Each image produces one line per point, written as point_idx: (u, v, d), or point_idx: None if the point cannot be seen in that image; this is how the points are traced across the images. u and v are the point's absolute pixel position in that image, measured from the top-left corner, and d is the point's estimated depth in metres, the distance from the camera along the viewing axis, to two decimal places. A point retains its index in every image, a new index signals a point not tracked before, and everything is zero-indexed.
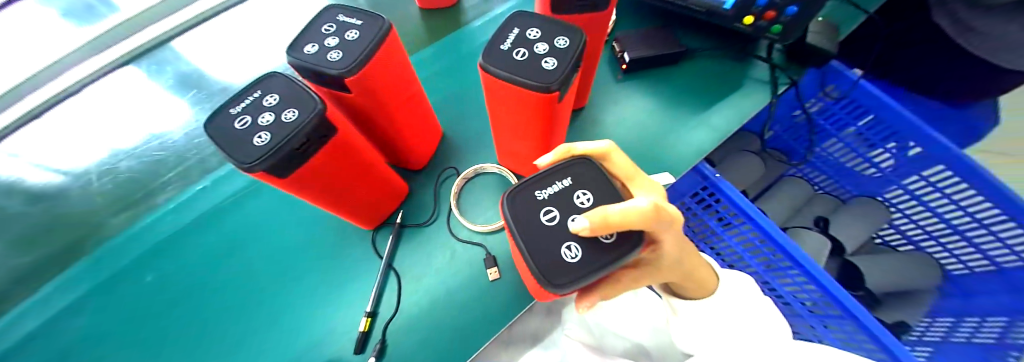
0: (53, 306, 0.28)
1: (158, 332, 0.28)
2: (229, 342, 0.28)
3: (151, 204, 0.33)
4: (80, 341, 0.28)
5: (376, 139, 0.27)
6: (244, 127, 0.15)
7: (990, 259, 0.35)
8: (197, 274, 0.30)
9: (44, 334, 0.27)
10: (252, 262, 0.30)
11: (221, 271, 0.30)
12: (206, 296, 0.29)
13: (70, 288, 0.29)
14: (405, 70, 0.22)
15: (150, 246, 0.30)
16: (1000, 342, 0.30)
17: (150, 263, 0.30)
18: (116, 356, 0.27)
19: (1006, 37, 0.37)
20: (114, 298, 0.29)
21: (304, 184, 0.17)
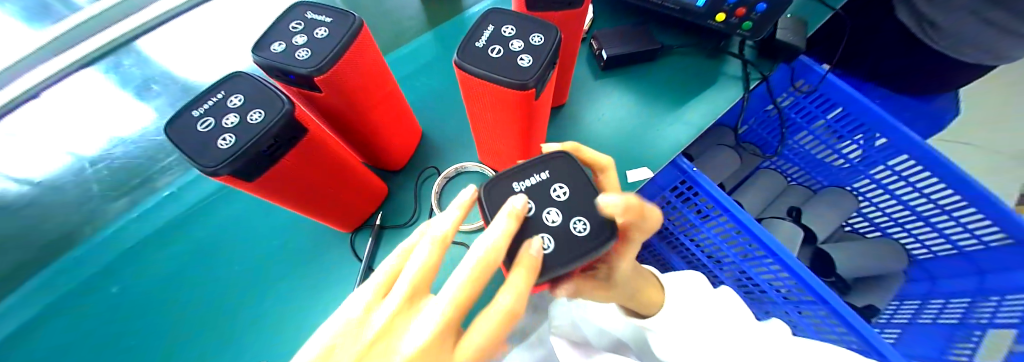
0: (83, 273, 0.36)
1: (155, 322, 0.35)
2: (268, 310, 0.35)
3: (150, 187, 0.39)
4: (98, 325, 0.34)
5: (356, 141, 0.32)
6: (206, 129, 0.21)
7: (946, 235, 0.44)
8: (192, 270, 0.37)
9: (76, 306, 0.34)
10: (244, 260, 0.37)
11: (214, 268, 0.37)
12: (198, 292, 0.36)
13: (76, 271, 0.35)
14: (378, 71, 0.26)
15: (148, 233, 0.37)
16: (965, 323, 0.39)
17: (141, 258, 0.37)
18: (132, 333, 0.34)
19: (961, 33, 0.47)
20: (143, 280, 0.36)
21: (272, 187, 0.23)
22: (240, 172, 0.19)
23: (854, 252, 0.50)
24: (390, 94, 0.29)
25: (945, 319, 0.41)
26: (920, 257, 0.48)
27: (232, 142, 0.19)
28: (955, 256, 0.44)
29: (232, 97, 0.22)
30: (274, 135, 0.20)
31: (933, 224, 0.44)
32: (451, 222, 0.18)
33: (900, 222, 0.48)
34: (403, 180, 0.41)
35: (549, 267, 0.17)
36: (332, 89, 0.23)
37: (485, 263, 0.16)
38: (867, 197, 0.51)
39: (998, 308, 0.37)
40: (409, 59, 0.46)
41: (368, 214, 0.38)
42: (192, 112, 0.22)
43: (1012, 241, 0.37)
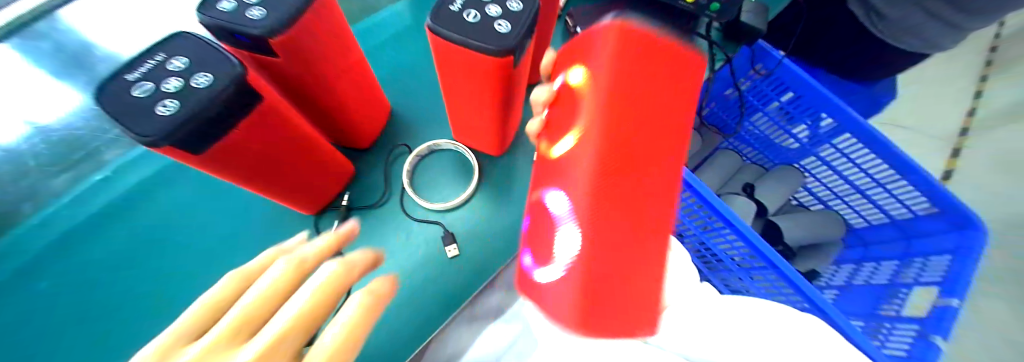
0: (26, 251, 0.34)
1: (109, 297, 0.35)
2: None
3: (99, 160, 0.38)
4: (50, 300, 0.34)
5: (319, 115, 0.31)
6: (144, 94, 0.18)
7: (878, 205, 0.48)
8: (155, 247, 0.37)
9: (25, 281, 0.34)
10: (207, 238, 0.38)
11: (178, 244, 0.38)
12: (156, 269, 0.37)
13: (20, 248, 0.34)
14: (345, 39, 0.25)
15: (99, 209, 0.37)
16: (892, 283, 0.44)
17: (97, 234, 0.36)
18: (84, 308, 0.34)
19: (905, 24, 0.49)
20: (97, 256, 0.36)
21: (223, 161, 0.22)
22: (185, 143, 0.18)
23: (802, 221, 0.52)
24: (353, 65, 0.28)
25: (878, 280, 0.46)
26: (856, 226, 0.53)
27: (174, 109, 0.18)
28: (887, 224, 0.49)
29: (174, 60, 0.20)
30: (224, 102, 0.18)
31: (868, 196, 0.49)
32: (317, 247, 0.18)
33: (840, 195, 0.53)
34: (373, 159, 0.39)
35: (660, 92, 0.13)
36: (289, 54, 0.21)
37: (342, 267, 0.15)
38: (812, 172, 0.55)
39: (922, 270, 0.41)
40: (377, 32, 0.44)
41: (333, 195, 0.37)
42: (127, 76, 0.19)
43: (936, 211, 0.42)
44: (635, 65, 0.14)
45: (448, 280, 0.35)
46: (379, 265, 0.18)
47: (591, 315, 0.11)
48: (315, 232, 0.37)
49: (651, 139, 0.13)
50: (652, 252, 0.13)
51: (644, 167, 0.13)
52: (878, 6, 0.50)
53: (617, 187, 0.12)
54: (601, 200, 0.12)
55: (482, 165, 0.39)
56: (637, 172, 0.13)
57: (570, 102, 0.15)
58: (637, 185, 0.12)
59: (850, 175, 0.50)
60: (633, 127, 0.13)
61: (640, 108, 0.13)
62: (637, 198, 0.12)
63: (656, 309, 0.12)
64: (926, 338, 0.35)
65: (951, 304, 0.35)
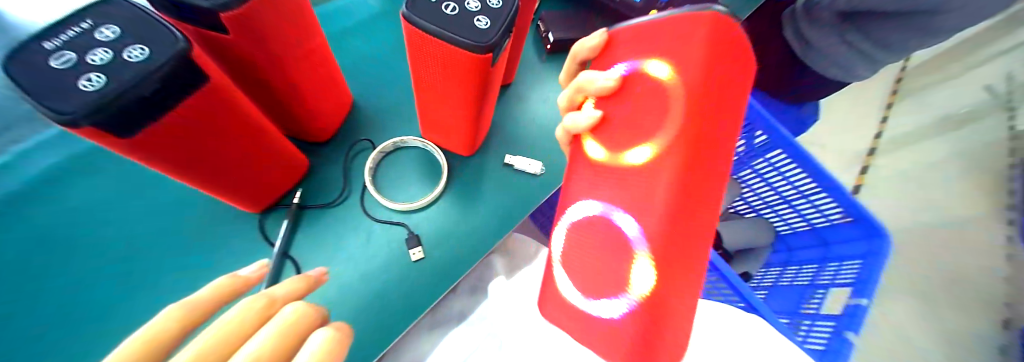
0: None
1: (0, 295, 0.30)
2: (146, 286, 0.33)
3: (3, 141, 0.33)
4: None
5: (272, 100, 0.29)
6: (64, 66, 0.16)
7: (802, 215, 0.53)
8: (64, 242, 0.33)
9: None
10: (130, 233, 0.35)
11: (92, 240, 0.34)
12: (59, 266, 0.32)
13: None
14: (305, 20, 0.24)
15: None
16: (813, 283, 0.49)
17: None
18: None
19: (831, 55, 0.56)
20: None
21: (154, 151, 0.19)
22: (112, 123, 0.16)
23: (740, 227, 0.58)
24: (314, 51, 0.26)
25: (800, 281, 0.52)
26: (782, 232, 0.58)
27: (102, 84, 0.16)
28: (808, 231, 0.54)
29: (103, 29, 0.17)
30: (163, 79, 0.16)
31: (793, 205, 0.53)
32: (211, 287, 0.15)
33: (770, 204, 0.57)
34: (334, 153, 0.38)
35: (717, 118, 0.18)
36: (242, 30, 0.20)
37: (263, 301, 0.14)
38: (749, 184, 0.59)
39: (837, 272, 0.47)
40: (345, 20, 0.42)
41: (285, 190, 0.35)
42: (42, 44, 0.17)
43: (850, 219, 0.47)
44: (710, 93, 0.17)
45: (412, 284, 0.34)
46: (349, 335, 0.16)
47: (654, 326, 0.18)
48: (260, 230, 0.34)
49: (709, 165, 0.18)
50: (694, 256, 0.19)
51: (702, 190, 0.18)
52: (809, 37, 0.56)
53: (685, 212, 0.17)
54: (673, 225, 0.17)
55: (451, 164, 0.38)
56: (698, 196, 0.18)
57: (644, 114, 0.19)
58: (696, 208, 0.18)
59: (778, 185, 0.54)
60: (701, 156, 0.17)
61: (708, 141, 0.18)
62: (695, 221, 0.18)
63: (690, 296, 0.20)
64: (841, 334, 0.40)
65: (861, 303, 0.39)
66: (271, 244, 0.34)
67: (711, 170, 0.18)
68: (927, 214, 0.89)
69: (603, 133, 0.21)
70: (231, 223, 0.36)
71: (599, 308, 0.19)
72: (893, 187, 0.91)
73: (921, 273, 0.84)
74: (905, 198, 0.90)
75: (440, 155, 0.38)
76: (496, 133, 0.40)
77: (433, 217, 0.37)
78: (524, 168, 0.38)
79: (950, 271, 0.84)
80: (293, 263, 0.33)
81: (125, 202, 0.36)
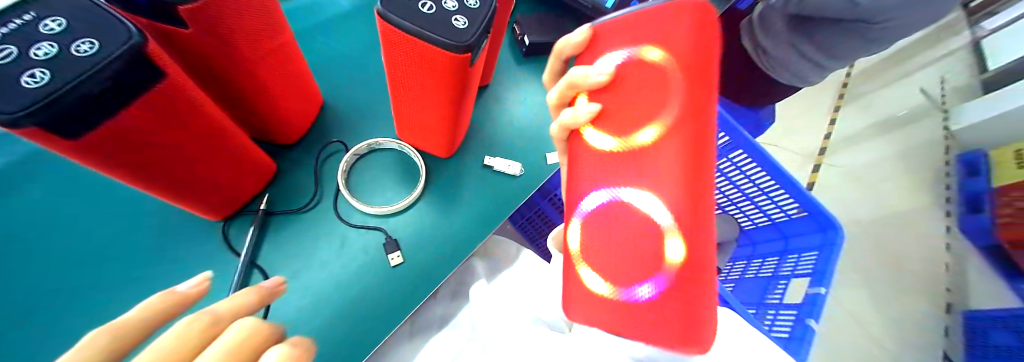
0: None
1: None
2: (81, 307, 0.29)
3: None
4: None
5: (237, 100, 0.27)
6: (3, 60, 0.15)
7: (764, 212, 0.55)
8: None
9: None
10: (69, 247, 0.31)
11: (27, 255, 0.30)
12: None
13: None
14: (270, 15, 0.23)
15: None
16: (776, 275, 0.52)
17: None
18: None
19: (783, 59, 0.60)
20: None
21: (107, 156, 0.18)
22: (64, 123, 0.15)
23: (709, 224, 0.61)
24: (282, 46, 0.26)
25: (764, 273, 0.55)
26: (746, 227, 0.61)
27: (48, 81, 0.15)
28: (768, 226, 0.56)
29: (48, 21, 0.16)
30: (118, 74, 0.16)
31: (755, 201, 0.55)
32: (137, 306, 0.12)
33: (734, 201, 0.60)
34: (305, 155, 0.36)
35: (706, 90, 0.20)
36: (205, 24, 0.19)
37: (205, 320, 0.12)
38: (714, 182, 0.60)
39: (797, 263, 0.50)
40: (317, 20, 0.41)
41: (249, 196, 0.33)
42: None
43: (804, 214, 0.49)
44: (701, 73, 0.19)
45: (389, 290, 0.33)
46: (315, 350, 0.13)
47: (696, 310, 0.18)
48: (224, 238, 0.32)
49: (710, 142, 0.20)
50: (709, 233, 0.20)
51: (709, 167, 0.19)
52: (763, 42, 0.60)
53: (701, 187, 0.18)
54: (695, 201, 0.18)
55: (428, 166, 0.38)
56: (707, 173, 0.19)
57: (651, 98, 0.19)
58: (708, 184, 0.19)
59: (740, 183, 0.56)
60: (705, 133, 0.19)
61: (707, 119, 0.19)
62: (708, 197, 0.19)
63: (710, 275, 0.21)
64: (803, 321, 0.43)
65: (820, 292, 0.42)
66: (236, 253, 0.33)
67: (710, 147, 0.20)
68: (876, 208, 0.96)
69: (609, 125, 0.20)
70: (188, 230, 0.34)
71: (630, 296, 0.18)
72: (847, 183, 0.98)
73: (874, 263, 0.91)
74: (857, 194, 0.97)
75: (418, 157, 0.38)
76: (473, 135, 0.40)
77: (412, 220, 0.36)
78: (501, 169, 0.38)
79: (897, 260, 0.92)
80: (262, 272, 0.31)
81: (66, 211, 0.32)
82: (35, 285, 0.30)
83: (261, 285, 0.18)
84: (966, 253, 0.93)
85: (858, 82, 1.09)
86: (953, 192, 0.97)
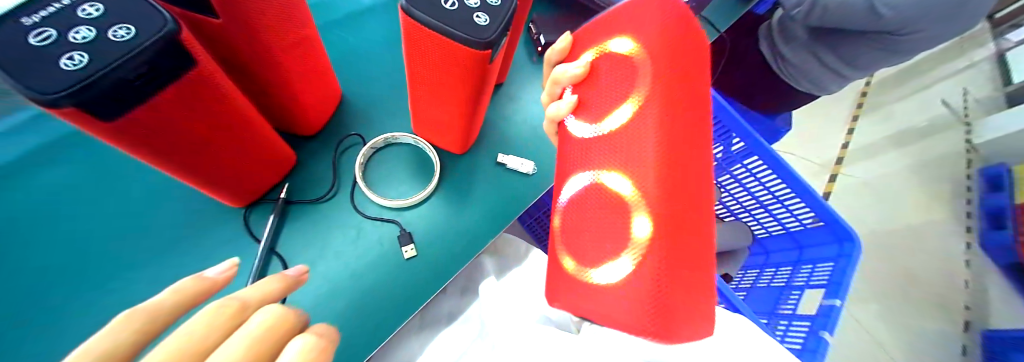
0: None
1: None
2: (109, 286, 0.31)
3: None
4: None
5: (260, 90, 0.28)
6: (43, 43, 0.16)
7: (778, 221, 0.54)
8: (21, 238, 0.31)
9: None
10: (95, 230, 0.32)
11: (54, 236, 0.32)
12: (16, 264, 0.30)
13: None
14: (296, 6, 0.23)
15: None
16: (789, 285, 0.51)
17: None
18: None
19: (806, 68, 0.59)
20: None
21: (140, 138, 0.19)
22: (99, 106, 0.15)
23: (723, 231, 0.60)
24: (306, 39, 0.26)
25: (777, 282, 0.53)
26: (759, 235, 0.60)
27: (86, 64, 0.15)
28: (783, 235, 0.55)
29: (86, 6, 0.17)
30: (152, 59, 0.16)
31: (770, 209, 0.54)
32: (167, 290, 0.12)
33: (748, 209, 0.59)
34: (322, 147, 0.37)
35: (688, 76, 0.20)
36: (233, 12, 0.20)
37: (234, 307, 0.12)
38: (728, 189, 0.59)
39: (812, 274, 0.49)
40: (337, 14, 0.42)
41: (270, 186, 0.34)
42: (22, 19, 0.16)
43: (820, 224, 0.48)
44: (675, 59, 0.19)
45: (402, 283, 0.33)
46: (335, 343, 0.13)
47: (668, 298, 0.17)
48: (244, 226, 0.33)
49: (694, 125, 0.20)
50: (698, 228, 0.19)
51: (689, 153, 0.19)
52: (785, 51, 0.59)
53: (676, 169, 0.18)
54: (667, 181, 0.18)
55: (443, 161, 0.38)
56: (686, 158, 0.19)
57: (621, 85, 0.20)
58: (686, 169, 0.19)
59: (755, 192, 0.55)
60: (681, 116, 0.19)
61: (685, 103, 0.19)
62: (689, 185, 0.19)
63: (702, 276, 0.19)
64: (817, 333, 0.42)
65: (835, 304, 0.41)
66: (256, 241, 0.33)
67: (695, 136, 0.20)
68: (893, 220, 0.93)
69: (586, 115, 0.22)
70: (209, 217, 0.35)
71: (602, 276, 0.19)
72: (863, 194, 0.96)
73: (889, 278, 0.88)
74: (873, 206, 0.95)
75: (432, 152, 0.38)
76: (488, 132, 0.40)
77: (424, 214, 0.36)
78: (515, 167, 0.38)
79: (914, 275, 0.89)
80: (280, 259, 0.32)
81: (94, 194, 0.34)
82: (63, 266, 0.31)
83: (286, 273, 0.18)
84: (985, 270, 0.90)
85: (876, 92, 1.07)
86: (974, 206, 0.94)
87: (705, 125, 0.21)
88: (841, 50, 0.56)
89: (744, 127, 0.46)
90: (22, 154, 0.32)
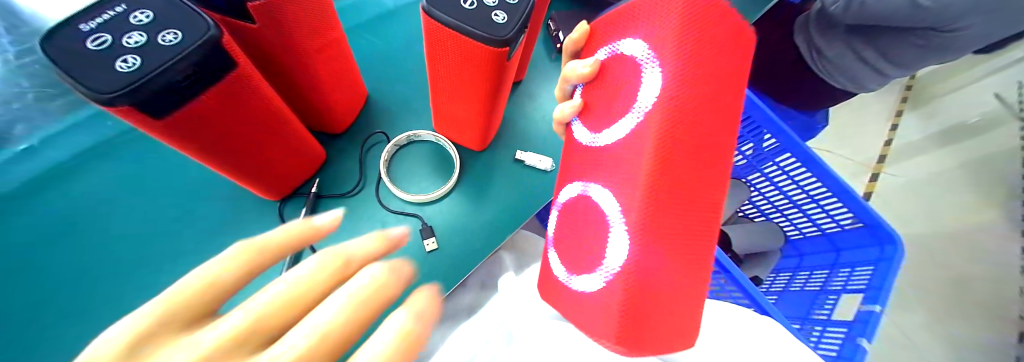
0: None
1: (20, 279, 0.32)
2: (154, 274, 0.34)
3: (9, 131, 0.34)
4: None
5: (291, 91, 0.29)
6: (98, 47, 0.17)
7: (814, 222, 0.51)
8: (76, 230, 0.34)
9: None
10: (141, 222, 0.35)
11: (104, 228, 0.34)
12: (74, 253, 0.33)
13: None
14: (324, 9, 0.24)
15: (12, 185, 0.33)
16: (824, 289, 0.48)
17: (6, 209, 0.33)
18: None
19: (841, 63, 0.55)
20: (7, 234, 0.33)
21: (183, 135, 0.20)
22: (151, 106, 0.17)
23: (748, 230, 0.57)
24: (334, 41, 0.27)
25: (811, 286, 0.51)
26: (792, 237, 0.57)
27: (137, 66, 0.16)
28: (819, 236, 0.52)
29: (136, 13, 0.18)
30: (196, 62, 0.17)
31: (804, 210, 0.52)
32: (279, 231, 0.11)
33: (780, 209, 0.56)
34: (348, 144, 0.38)
35: (708, 87, 0.17)
36: (266, 18, 0.20)
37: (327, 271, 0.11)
38: (759, 188, 0.57)
39: (850, 278, 0.46)
40: (362, 14, 0.43)
41: (300, 182, 0.35)
42: (80, 26, 0.17)
43: (860, 225, 0.45)
44: (694, 62, 0.17)
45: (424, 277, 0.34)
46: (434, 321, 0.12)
47: (628, 318, 0.17)
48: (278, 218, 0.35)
49: (701, 141, 0.17)
50: (686, 255, 0.18)
51: (690, 174, 0.17)
52: (819, 46, 0.56)
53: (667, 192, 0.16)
54: (652, 203, 0.16)
55: (464, 157, 0.39)
56: (682, 180, 0.17)
57: (625, 92, 0.18)
58: (680, 191, 0.17)
59: (791, 193, 0.52)
60: (686, 135, 0.16)
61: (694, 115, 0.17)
62: (681, 208, 0.17)
63: (690, 302, 0.19)
64: (853, 340, 0.40)
65: (875, 309, 0.39)
66: None
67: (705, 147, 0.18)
68: (937, 223, 0.87)
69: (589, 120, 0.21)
70: (245, 209, 0.37)
71: (579, 284, 0.20)
72: (903, 195, 0.89)
73: (932, 284, 0.82)
74: (915, 207, 0.88)
75: (453, 149, 0.38)
76: (508, 128, 0.40)
77: (447, 209, 0.37)
78: (535, 163, 0.38)
79: (960, 282, 0.83)
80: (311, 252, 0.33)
81: (140, 188, 0.36)
82: (116, 254, 0.34)
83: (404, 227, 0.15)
84: None
85: (922, 85, 0.99)
86: None
87: (724, 141, 0.19)
88: (881, 42, 0.53)
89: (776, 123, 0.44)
90: (73, 154, 0.35)
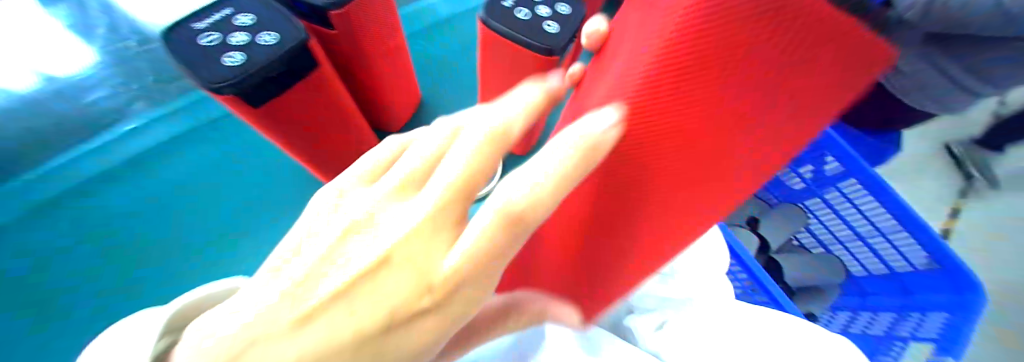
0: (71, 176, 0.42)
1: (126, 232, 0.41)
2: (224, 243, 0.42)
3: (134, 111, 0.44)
4: (83, 227, 0.40)
5: (355, 91, 0.31)
6: (208, 43, 0.19)
7: (883, 259, 0.46)
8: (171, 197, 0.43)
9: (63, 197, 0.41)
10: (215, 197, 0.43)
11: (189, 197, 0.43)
12: (166, 214, 0.42)
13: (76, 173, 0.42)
14: (390, 15, 0.26)
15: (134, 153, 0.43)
16: (890, 338, 0.42)
17: (126, 174, 0.43)
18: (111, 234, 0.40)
19: None
20: (123, 191, 0.42)
21: (265, 122, 0.22)
22: (246, 95, 0.19)
23: (800, 260, 0.50)
24: (396, 45, 0.28)
25: (874, 331, 0.44)
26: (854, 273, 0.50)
27: (240, 61, 0.18)
28: (887, 275, 0.46)
29: (240, 16, 0.20)
30: (287, 60, 0.19)
31: (869, 243, 0.46)
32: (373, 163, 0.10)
33: (843, 242, 0.50)
34: None
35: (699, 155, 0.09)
36: (344, 24, 0.23)
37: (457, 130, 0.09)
38: (816, 215, 0.51)
39: (920, 326, 0.40)
40: (417, 20, 0.45)
41: None
42: (193, 24, 0.20)
43: (935, 266, 0.40)
44: (714, 102, 0.07)
45: None
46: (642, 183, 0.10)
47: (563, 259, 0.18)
48: None
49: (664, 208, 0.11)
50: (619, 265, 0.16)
51: (634, 224, 0.12)
52: None
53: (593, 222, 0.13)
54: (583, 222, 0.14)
55: None
56: (619, 221, 0.13)
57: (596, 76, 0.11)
58: (613, 230, 0.13)
59: (852, 221, 0.47)
60: (624, 196, 0.11)
61: (661, 138, 0.08)
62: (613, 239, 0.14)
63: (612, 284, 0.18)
64: None
65: None
66: None
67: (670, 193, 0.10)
68: None
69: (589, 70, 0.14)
70: None
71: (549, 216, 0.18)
72: None
73: None
74: None
75: None
76: None
77: None
78: None
79: None
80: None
81: (223, 168, 0.45)
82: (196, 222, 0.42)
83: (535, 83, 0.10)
84: None
85: None
86: None
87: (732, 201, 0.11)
88: None
89: (838, 144, 0.42)
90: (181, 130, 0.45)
